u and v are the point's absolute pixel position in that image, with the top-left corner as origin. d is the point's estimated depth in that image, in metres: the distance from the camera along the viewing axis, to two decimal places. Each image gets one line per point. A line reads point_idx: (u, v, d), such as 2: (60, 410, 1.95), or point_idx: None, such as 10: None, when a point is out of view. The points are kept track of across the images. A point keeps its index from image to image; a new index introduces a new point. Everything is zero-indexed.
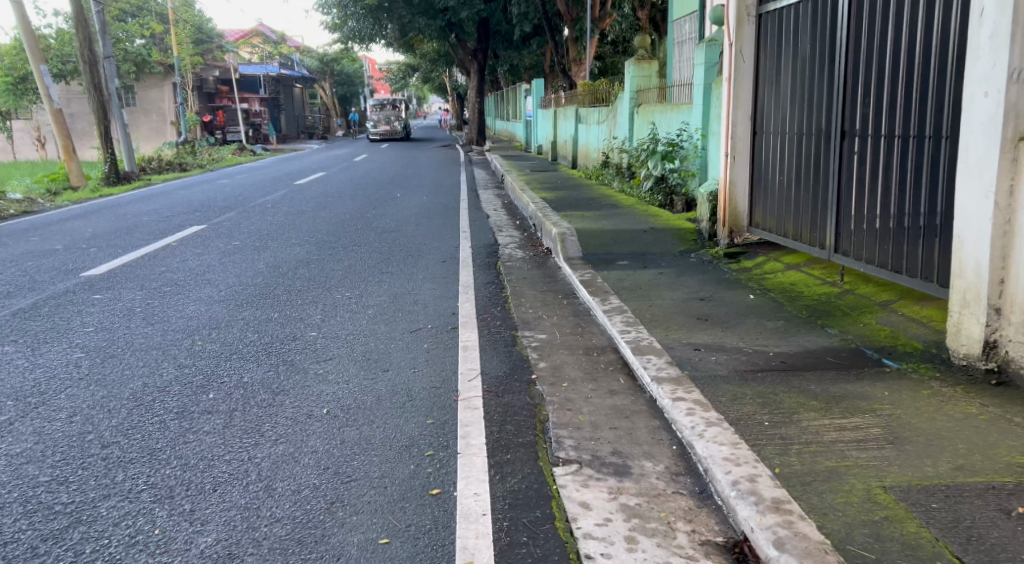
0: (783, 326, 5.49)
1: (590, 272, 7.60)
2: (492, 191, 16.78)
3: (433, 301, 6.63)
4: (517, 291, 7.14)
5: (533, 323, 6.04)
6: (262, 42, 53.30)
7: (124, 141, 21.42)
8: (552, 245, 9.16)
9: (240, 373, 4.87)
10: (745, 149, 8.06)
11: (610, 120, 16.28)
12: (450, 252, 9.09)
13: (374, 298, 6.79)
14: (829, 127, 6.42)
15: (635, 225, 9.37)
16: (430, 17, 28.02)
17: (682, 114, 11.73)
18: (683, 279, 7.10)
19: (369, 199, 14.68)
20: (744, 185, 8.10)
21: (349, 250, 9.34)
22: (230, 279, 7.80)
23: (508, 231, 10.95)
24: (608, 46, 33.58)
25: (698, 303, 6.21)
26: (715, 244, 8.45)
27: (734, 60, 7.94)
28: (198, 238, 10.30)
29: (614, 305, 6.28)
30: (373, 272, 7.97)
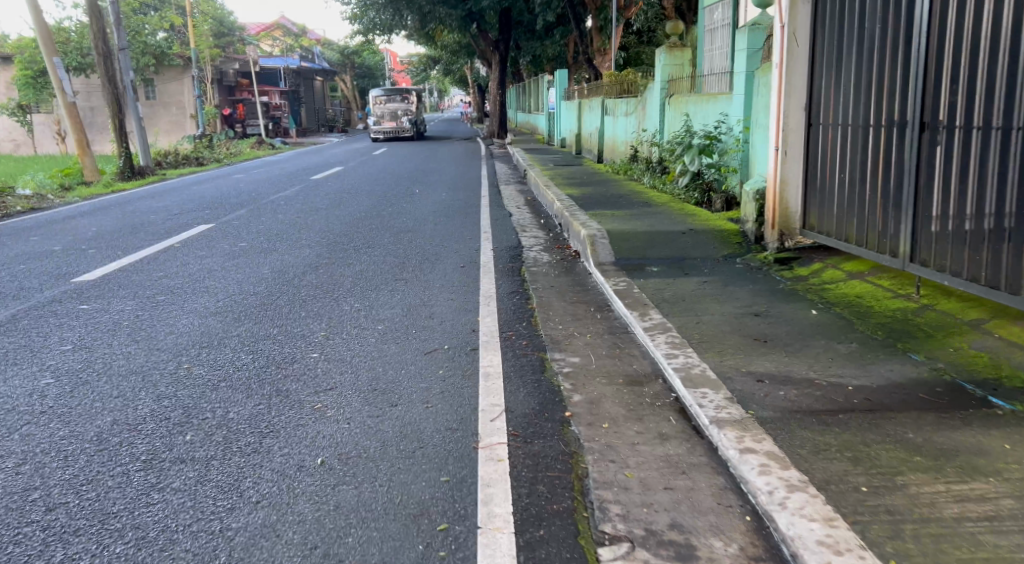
0: (858, 350, 4.74)
1: (625, 280, 6.84)
2: (515, 187, 16.03)
3: (450, 315, 5.91)
4: (544, 302, 6.40)
5: (565, 343, 5.30)
6: (283, 35, 52.68)
7: (139, 135, 20.82)
8: (581, 248, 8.40)
9: (226, 407, 4.16)
10: (798, 142, 7.31)
11: (640, 112, 15.46)
12: (471, 257, 8.36)
13: (386, 311, 6.08)
14: (904, 118, 5.70)
15: (671, 226, 8.60)
16: (451, 7, 27.29)
17: (718, 104, 10.94)
18: (732, 291, 6.31)
19: (386, 196, 13.95)
20: (797, 182, 7.35)
21: (363, 253, 8.65)
22: (230, 287, 7.10)
23: (532, 232, 10.20)
24: (634, 36, 32.62)
25: (753, 320, 5.44)
26: (763, 248, 7.68)
27: (786, 44, 7.19)
28: (203, 238, 9.65)
29: (656, 322, 5.53)
30: (386, 279, 7.26)
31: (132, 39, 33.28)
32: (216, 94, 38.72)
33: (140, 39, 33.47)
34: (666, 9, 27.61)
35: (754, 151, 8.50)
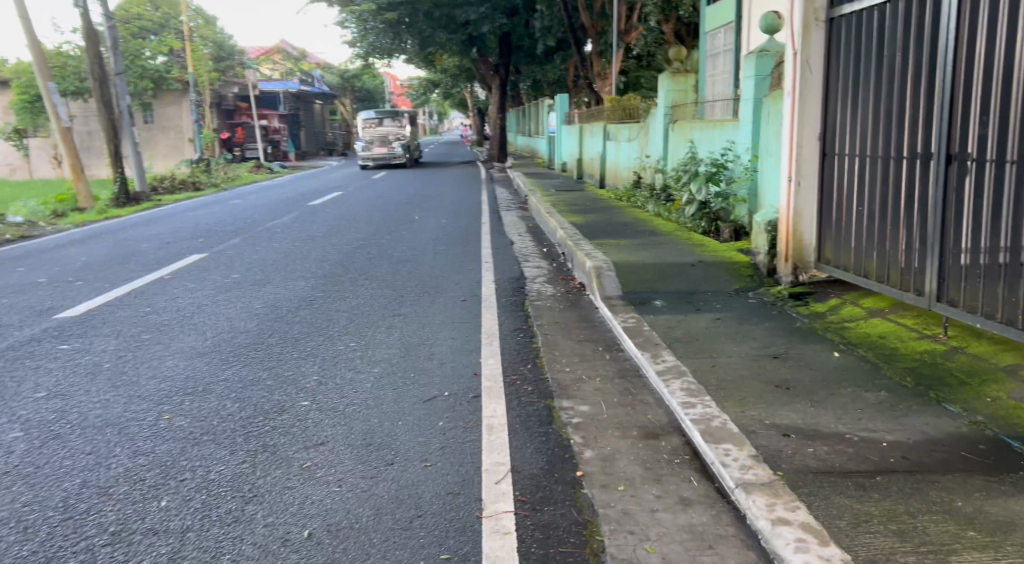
0: (887, 398, 4.43)
1: (634, 317, 6.54)
2: (516, 213, 15.77)
3: (451, 356, 5.60)
4: (550, 341, 6.08)
5: (573, 388, 4.99)
6: (282, 59, 52.70)
7: (135, 160, 20.57)
8: (587, 280, 8.09)
9: (207, 465, 3.83)
10: (812, 173, 7.03)
11: (643, 137, 15.19)
12: (473, 290, 8.05)
13: (383, 352, 5.77)
14: (929, 150, 5.41)
15: (679, 257, 8.29)
16: (451, 31, 27.16)
17: (725, 131, 10.69)
18: (748, 329, 6.00)
19: (385, 223, 13.66)
20: (811, 214, 7.06)
21: (360, 286, 8.35)
22: (220, 323, 6.80)
23: (535, 262, 9.90)
24: (634, 60, 32.46)
25: (773, 363, 5.12)
26: (776, 282, 7.39)
27: (799, 72, 6.91)
28: (196, 269, 9.35)
29: (670, 365, 5.21)
30: (383, 315, 6.96)
31: (130, 64, 33.14)
32: (215, 118, 38.54)
33: (137, 63, 33.33)
34: (666, 34, 27.45)
35: (765, 180, 8.22)
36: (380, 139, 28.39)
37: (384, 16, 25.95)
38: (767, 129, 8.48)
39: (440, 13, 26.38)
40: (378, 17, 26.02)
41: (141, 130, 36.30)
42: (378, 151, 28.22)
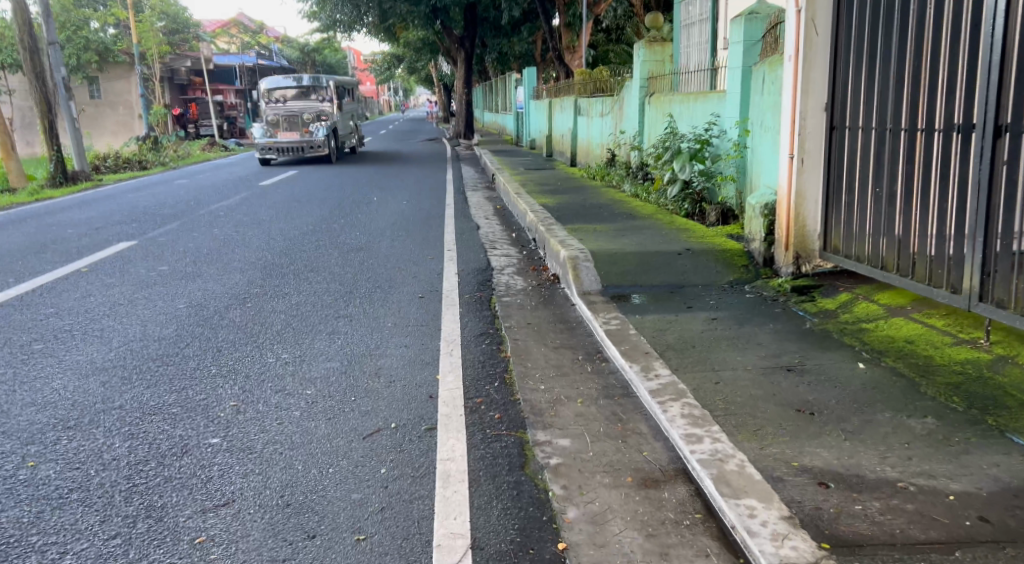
0: (938, 426, 3.59)
1: (617, 317, 5.65)
2: (482, 193, 14.83)
3: (402, 372, 4.67)
4: (522, 350, 5.17)
5: (550, 413, 4.09)
6: (239, 33, 50.79)
7: (73, 136, 19.19)
8: (561, 272, 7.21)
9: (65, 544, 2.93)
10: (816, 148, 6.18)
11: (617, 112, 14.27)
12: (432, 284, 7.10)
13: (321, 366, 4.85)
14: (969, 121, 4.55)
15: (664, 245, 7.40)
16: (413, 4, 25.72)
17: (708, 104, 9.80)
18: (753, 334, 5.11)
19: (340, 206, 12.62)
20: (815, 196, 6.22)
21: (304, 280, 7.38)
22: (133, 328, 5.80)
23: (503, 249, 8.98)
24: (603, 34, 31.27)
25: (789, 379, 4.25)
26: (774, 274, 6.54)
27: (803, 33, 6.04)
28: (119, 260, 8.30)
29: (667, 382, 4.32)
30: (326, 317, 6.00)
31: (73, 35, 31.46)
32: (166, 93, 36.89)
33: (82, 34, 31.63)
34: (636, 6, 26.39)
35: (758, 158, 7.37)
36: (289, 120, 20.29)
37: None
38: (759, 101, 7.61)
39: None
40: None
41: (88, 106, 34.65)
42: (286, 136, 20.26)
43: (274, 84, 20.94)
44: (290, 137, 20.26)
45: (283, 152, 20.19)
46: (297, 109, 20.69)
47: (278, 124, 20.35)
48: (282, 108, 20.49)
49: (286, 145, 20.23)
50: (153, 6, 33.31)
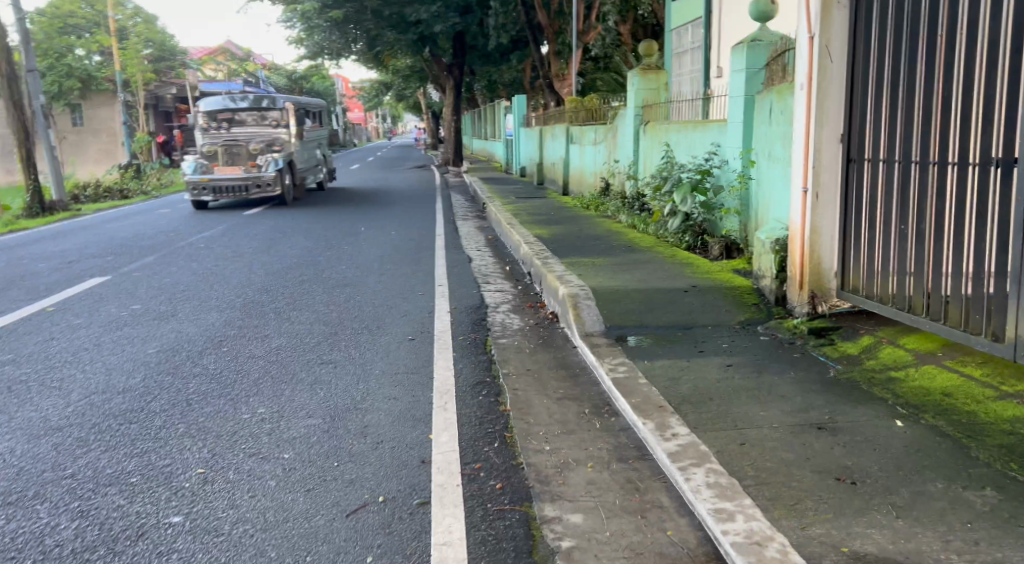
0: (1000, 499, 3.18)
1: (624, 363, 5.24)
2: (472, 222, 14.46)
3: (390, 431, 4.25)
4: (522, 401, 4.75)
5: (557, 481, 3.67)
6: (225, 60, 50.55)
7: (52, 165, 18.75)
8: (560, 309, 6.82)
9: None
10: (832, 182, 5.81)
11: (610, 141, 13.95)
12: (422, 324, 6.68)
13: (302, 424, 4.42)
14: (1011, 156, 4.18)
15: (669, 281, 7.02)
16: (400, 32, 25.58)
17: (707, 133, 9.46)
18: (774, 383, 4.70)
19: (326, 237, 12.20)
20: (831, 232, 5.86)
21: (286, 319, 6.95)
22: (96, 378, 5.39)
23: (496, 284, 8.58)
24: (591, 62, 31.09)
25: (822, 438, 3.84)
26: (788, 313, 6.15)
27: (816, 59, 5.69)
28: (89, 298, 7.87)
29: (686, 443, 3.90)
30: (308, 363, 5.57)
31: (56, 63, 31.25)
32: (151, 120, 36.53)
33: (64, 61, 31.40)
34: (624, 34, 26.90)
35: (767, 190, 6.99)
36: (233, 153, 16.99)
37: (329, 14, 24.34)
38: (765, 130, 7.26)
39: (389, 12, 24.72)
40: (323, 15, 24.50)
41: (70, 134, 34.23)
42: (226, 173, 16.67)
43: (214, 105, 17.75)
44: (232, 174, 16.71)
45: (222, 193, 16.56)
46: (245, 138, 17.44)
47: (217, 156, 16.96)
48: (224, 136, 17.22)
49: (225, 183, 16.56)
50: (139, 34, 33.08)
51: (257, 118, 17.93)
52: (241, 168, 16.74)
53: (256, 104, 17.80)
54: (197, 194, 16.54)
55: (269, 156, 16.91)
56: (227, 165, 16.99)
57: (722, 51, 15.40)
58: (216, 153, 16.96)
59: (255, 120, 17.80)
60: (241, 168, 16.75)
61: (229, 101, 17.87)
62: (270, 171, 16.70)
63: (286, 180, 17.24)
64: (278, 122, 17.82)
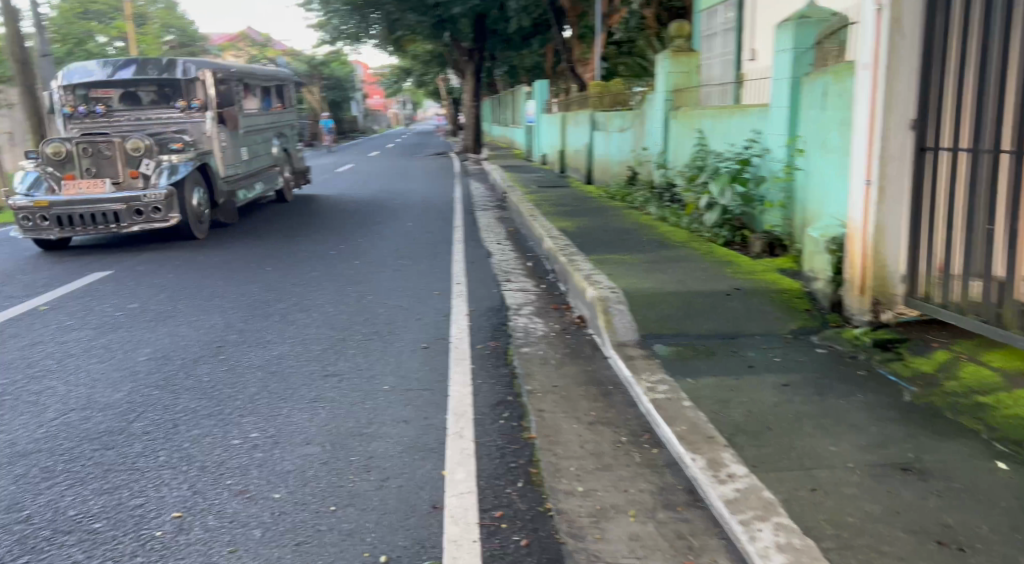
0: None
1: (663, 380, 4.64)
2: (492, 213, 13.87)
3: (398, 465, 3.69)
4: (549, 426, 4.15)
5: (592, 537, 3.10)
6: (244, 46, 50.00)
7: None
8: (589, 314, 6.21)
9: None
10: (900, 173, 5.16)
11: (638, 127, 13.27)
12: (438, 329, 6.09)
13: (299, 453, 3.85)
14: None
15: (709, 282, 6.39)
16: (421, 14, 24.77)
17: (746, 119, 8.80)
18: (841, 410, 4.07)
19: (340, 230, 11.65)
20: (898, 232, 5.21)
21: (291, 322, 6.39)
22: (78, 390, 4.86)
23: (518, 282, 7.98)
24: (614, 47, 29.97)
25: (908, 485, 3.24)
26: (845, 322, 5.52)
27: (886, 36, 5.01)
28: (84, 295, 7.36)
29: (744, 489, 3.29)
30: (310, 376, 5.02)
31: (74, 48, 30.39)
32: None
33: (82, 47, 30.48)
34: (648, 18, 25.82)
35: (820, 182, 6.34)
36: (92, 154, 9.44)
37: None
38: (817, 116, 6.59)
39: None
40: None
41: None
42: (82, 191, 9.33)
43: (75, 77, 10.56)
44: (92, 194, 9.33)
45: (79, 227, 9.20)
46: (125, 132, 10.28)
47: (70, 161, 9.46)
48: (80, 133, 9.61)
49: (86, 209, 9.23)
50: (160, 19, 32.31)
51: (156, 94, 10.66)
52: (109, 183, 9.41)
53: (151, 73, 10.52)
54: (33, 228, 9.15)
55: (160, 159, 9.69)
56: (86, 177, 9.49)
57: (756, 31, 14.81)
58: (68, 155, 9.46)
59: (155, 101, 10.62)
60: (108, 183, 9.41)
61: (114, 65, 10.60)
62: (163, 185, 9.50)
63: (195, 197, 10.15)
64: (185, 102, 10.58)
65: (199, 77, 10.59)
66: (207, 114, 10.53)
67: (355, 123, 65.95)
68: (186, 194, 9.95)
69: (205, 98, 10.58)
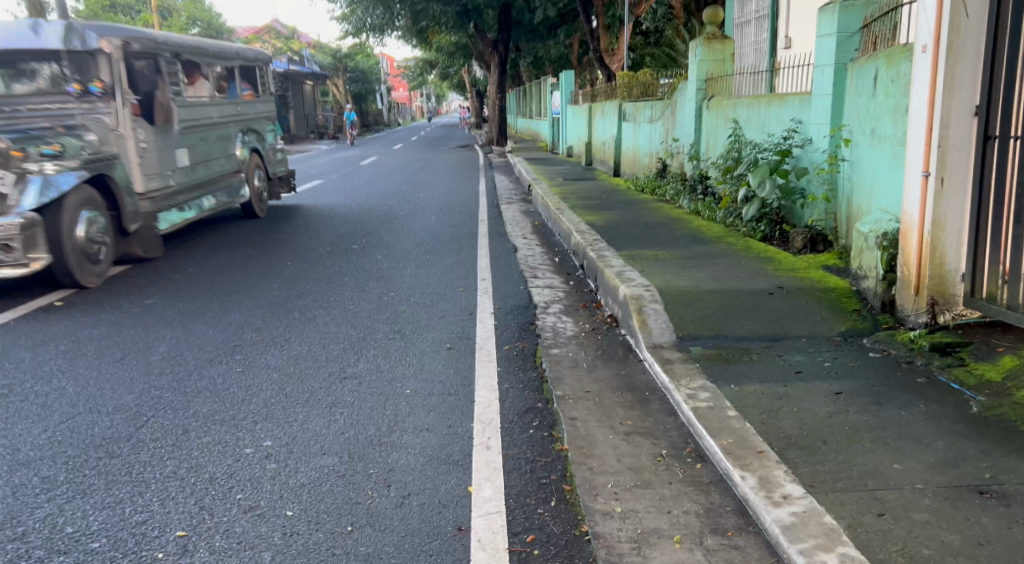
0: None
1: (705, 387, 4.32)
2: (518, 206, 13.58)
3: (420, 481, 3.40)
4: (582, 436, 3.84)
5: None
6: (270, 38, 49.96)
7: None
8: (621, 312, 5.89)
9: None
10: (961, 164, 4.80)
11: (669, 118, 12.90)
12: (463, 328, 5.80)
13: (314, 465, 3.56)
14: None
15: (749, 280, 6.06)
16: (446, 4, 24.51)
17: (786, 108, 8.42)
18: (902, 422, 3.72)
19: (362, 224, 11.39)
20: (959, 228, 4.85)
21: (309, 321, 6.11)
22: (85, 389, 4.62)
23: (545, 278, 7.67)
24: (641, 37, 29.48)
25: (989, 512, 2.91)
26: (899, 323, 5.16)
27: (949, 17, 4.66)
28: (100, 289, 7.15)
29: (803, 512, 2.97)
30: (329, 379, 4.74)
31: None
32: None
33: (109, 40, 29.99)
34: (675, 8, 25.42)
35: (870, 174, 5.97)
36: None
37: None
38: (866, 104, 6.23)
39: None
40: None
41: None
42: None
43: None
44: None
45: None
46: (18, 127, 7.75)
47: None
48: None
49: None
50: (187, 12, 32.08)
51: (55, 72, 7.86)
52: None
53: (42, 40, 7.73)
54: None
55: (25, 167, 6.49)
56: None
57: (790, 20, 14.44)
58: None
59: (49, 83, 7.87)
60: None
61: (2, 33, 7.82)
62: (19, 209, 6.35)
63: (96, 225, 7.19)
64: (83, 81, 7.79)
65: (102, 49, 7.75)
66: (117, 101, 7.79)
67: (379, 116, 65.80)
68: (66, 222, 6.80)
69: (109, 80, 7.77)
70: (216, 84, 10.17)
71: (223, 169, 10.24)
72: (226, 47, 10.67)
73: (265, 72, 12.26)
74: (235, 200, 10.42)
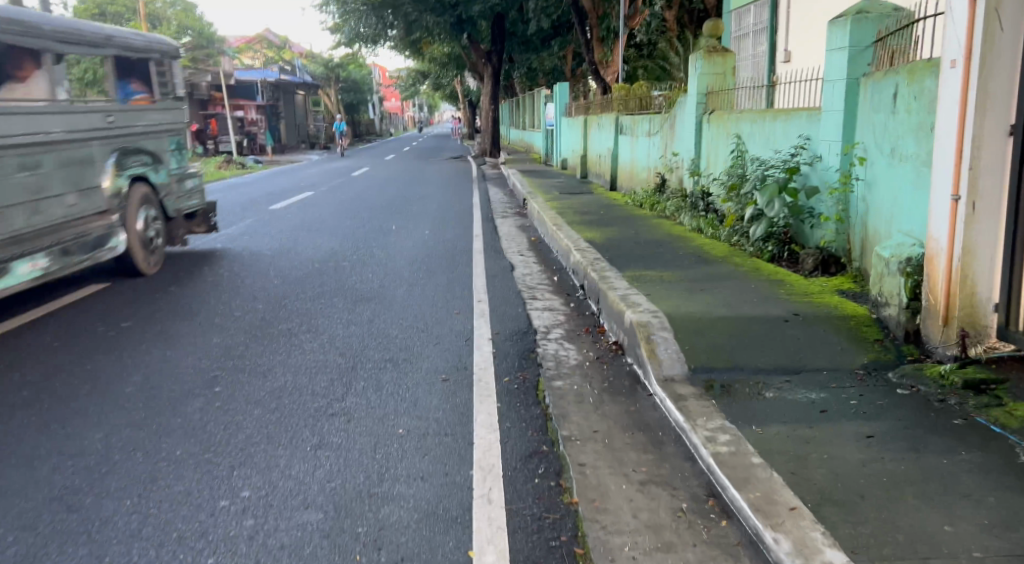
0: None
1: (723, 428, 3.99)
2: (512, 220, 13.26)
3: (415, 544, 3.06)
4: (592, 486, 3.51)
5: None
6: (261, 46, 49.53)
7: None
8: (627, 340, 5.56)
9: None
10: (994, 187, 4.49)
11: (668, 131, 12.59)
12: (459, 356, 5.46)
13: (297, 521, 3.22)
14: None
15: (762, 305, 5.74)
16: (439, 15, 24.22)
17: (793, 123, 8.13)
18: (944, 473, 3.40)
19: (353, 239, 11.04)
20: (992, 256, 4.54)
21: (295, 347, 5.76)
22: (47, 428, 4.24)
23: (544, 299, 7.34)
24: (635, 48, 29.16)
25: None
26: (925, 355, 4.85)
27: (981, 32, 4.36)
28: (74, 311, 6.78)
29: None
30: (315, 416, 4.39)
31: None
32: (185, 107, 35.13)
33: None
34: (669, 20, 25.17)
35: (889, 195, 5.66)
36: None
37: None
38: (882, 120, 5.93)
39: None
40: None
41: None
42: None
43: None
44: None
45: None
46: None
47: None
48: None
49: None
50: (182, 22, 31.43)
51: None
52: None
53: None
54: None
55: None
56: None
57: (790, 33, 14.19)
58: None
59: None
60: None
61: None
62: None
63: None
64: None
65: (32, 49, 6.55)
66: None
67: (371, 125, 65.40)
68: None
69: None
70: (53, 79, 6.87)
71: (52, 218, 6.70)
72: (81, 27, 7.31)
73: (169, 71, 8.87)
74: (114, 251, 7.58)
